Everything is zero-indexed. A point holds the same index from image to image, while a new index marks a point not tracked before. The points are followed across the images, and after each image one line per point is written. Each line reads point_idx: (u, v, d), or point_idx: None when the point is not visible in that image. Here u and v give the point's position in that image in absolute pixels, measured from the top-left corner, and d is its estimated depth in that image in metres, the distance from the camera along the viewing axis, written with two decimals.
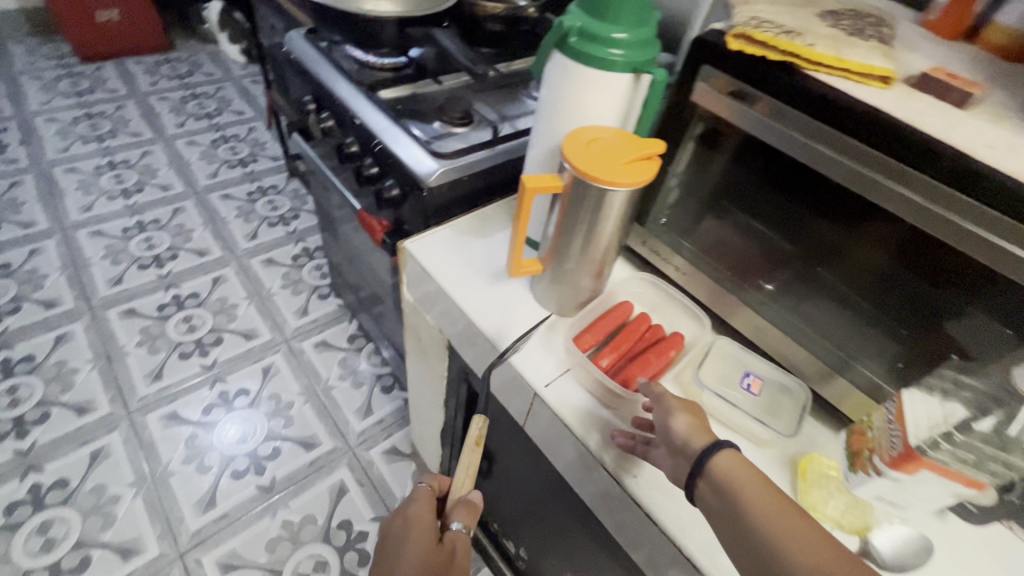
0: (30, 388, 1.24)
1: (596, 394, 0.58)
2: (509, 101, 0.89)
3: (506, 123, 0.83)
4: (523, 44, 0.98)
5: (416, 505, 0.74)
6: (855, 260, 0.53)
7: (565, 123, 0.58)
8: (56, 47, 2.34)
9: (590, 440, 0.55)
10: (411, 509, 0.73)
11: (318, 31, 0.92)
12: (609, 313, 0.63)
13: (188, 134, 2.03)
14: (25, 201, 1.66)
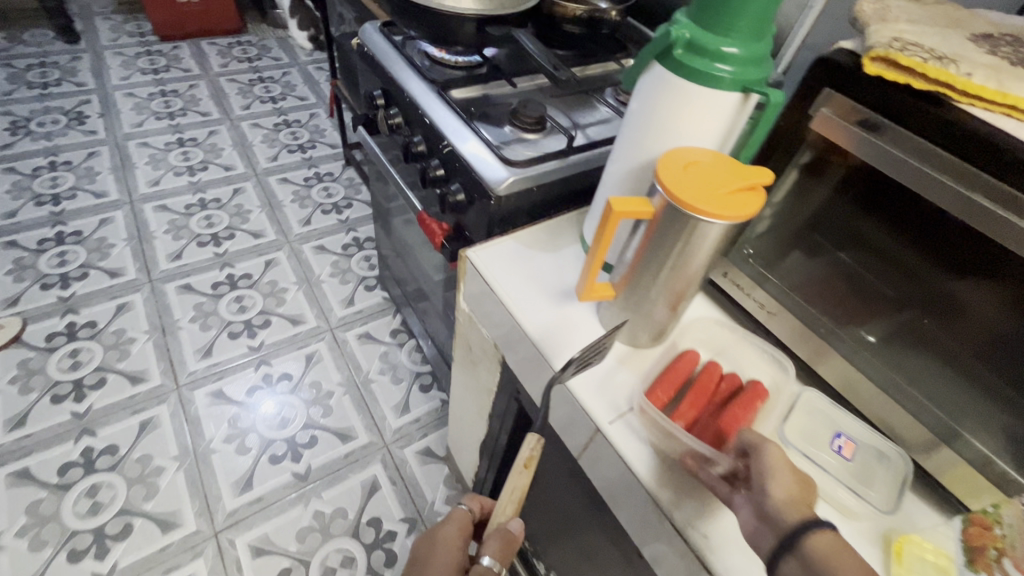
0: (90, 353, 1.29)
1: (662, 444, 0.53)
2: (583, 107, 0.85)
3: (580, 132, 0.79)
4: (600, 49, 0.94)
5: (451, 530, 0.75)
6: (976, 319, 0.46)
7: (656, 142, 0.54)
8: (139, 25, 2.45)
9: (664, 499, 0.50)
10: (442, 533, 0.74)
11: (390, 24, 0.90)
12: (675, 363, 0.58)
13: (253, 117, 2.08)
14: (99, 171, 1.73)
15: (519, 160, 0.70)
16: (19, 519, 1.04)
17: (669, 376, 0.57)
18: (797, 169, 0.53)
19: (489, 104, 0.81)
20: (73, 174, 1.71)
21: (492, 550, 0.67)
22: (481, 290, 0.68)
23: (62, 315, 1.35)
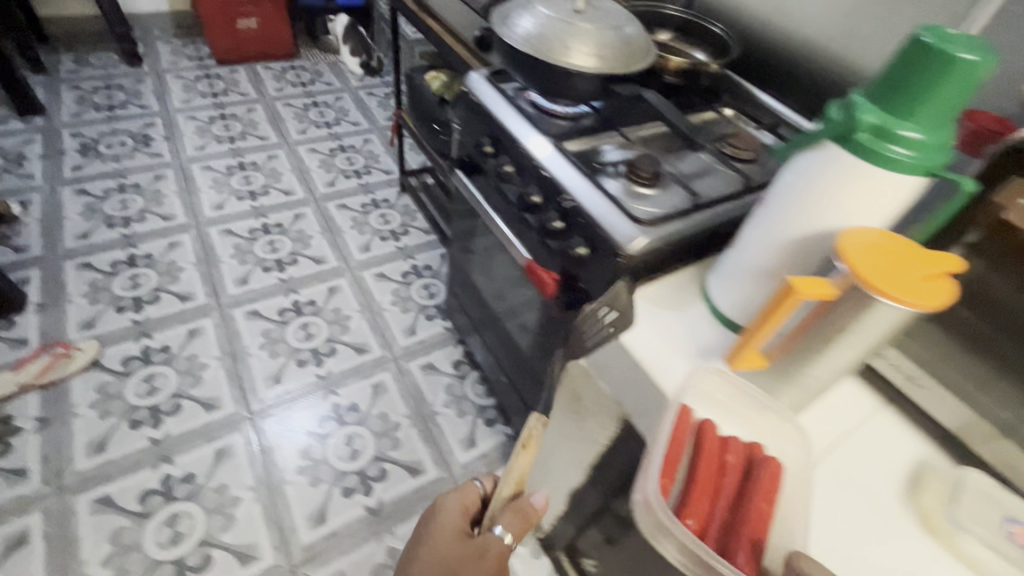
0: (166, 378, 1.31)
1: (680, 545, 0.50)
2: (688, 159, 0.85)
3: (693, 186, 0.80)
4: (698, 99, 0.95)
5: (460, 505, 0.71)
6: None
7: (817, 217, 0.54)
8: (197, 49, 2.52)
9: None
10: (450, 507, 0.70)
11: (502, 73, 0.93)
12: (674, 439, 0.54)
13: (310, 142, 2.12)
14: (166, 194, 1.77)
15: (647, 218, 0.71)
16: (103, 547, 1.05)
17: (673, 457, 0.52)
18: (961, 250, 0.53)
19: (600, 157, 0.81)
20: (142, 197, 1.75)
21: (507, 521, 0.67)
22: (607, 347, 0.68)
23: (136, 338, 1.37)
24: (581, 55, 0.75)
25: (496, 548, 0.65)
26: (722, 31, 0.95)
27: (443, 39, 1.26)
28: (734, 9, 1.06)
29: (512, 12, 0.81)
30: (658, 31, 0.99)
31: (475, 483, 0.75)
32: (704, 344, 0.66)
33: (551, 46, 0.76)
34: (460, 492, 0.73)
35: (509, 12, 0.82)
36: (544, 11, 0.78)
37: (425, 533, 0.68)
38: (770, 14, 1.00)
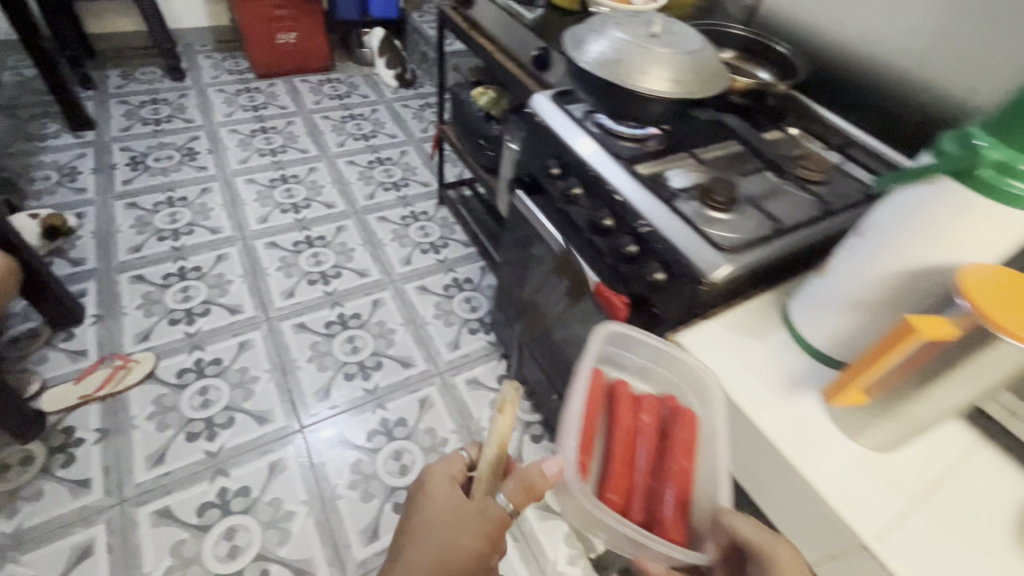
0: (218, 391, 1.33)
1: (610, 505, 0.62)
2: (760, 180, 0.84)
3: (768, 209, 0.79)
4: (764, 118, 0.94)
5: (450, 476, 0.65)
6: None
7: (924, 251, 0.53)
8: (236, 63, 2.57)
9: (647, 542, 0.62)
10: (441, 481, 0.64)
11: (569, 94, 0.94)
12: (585, 419, 0.67)
13: (349, 154, 2.14)
14: (213, 207, 1.81)
15: (728, 244, 0.71)
16: (164, 560, 1.06)
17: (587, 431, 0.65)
18: None
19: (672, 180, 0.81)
20: (189, 210, 1.79)
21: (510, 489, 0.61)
22: (692, 374, 0.68)
23: (189, 351, 1.40)
24: (656, 81, 0.74)
25: (497, 513, 0.60)
26: (791, 51, 0.93)
27: (495, 56, 1.26)
28: (800, 31, 1.04)
29: (585, 36, 0.81)
30: (721, 49, 0.98)
31: (462, 452, 0.69)
32: (791, 376, 0.66)
33: (624, 70, 0.75)
34: (446, 462, 0.67)
35: (583, 35, 0.82)
36: (618, 36, 0.78)
37: (415, 510, 0.63)
38: (839, 37, 0.98)
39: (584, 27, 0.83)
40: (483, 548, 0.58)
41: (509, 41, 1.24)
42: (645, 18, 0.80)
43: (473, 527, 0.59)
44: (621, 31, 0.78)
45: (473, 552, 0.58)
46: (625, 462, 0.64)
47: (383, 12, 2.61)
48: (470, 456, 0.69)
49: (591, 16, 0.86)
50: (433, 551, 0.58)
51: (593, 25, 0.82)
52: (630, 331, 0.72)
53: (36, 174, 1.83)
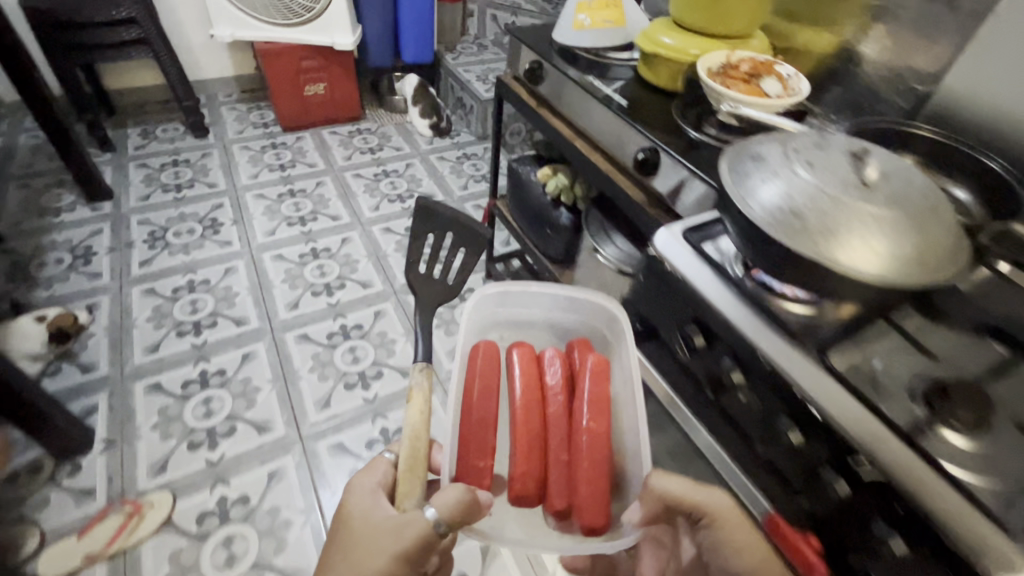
0: (245, 542, 1.12)
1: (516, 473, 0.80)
2: (992, 362, 0.59)
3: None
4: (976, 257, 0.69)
5: (376, 483, 0.75)
6: None
7: None
8: (262, 114, 2.40)
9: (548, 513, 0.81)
10: (364, 491, 0.72)
11: (712, 227, 0.71)
12: (482, 391, 0.84)
13: (384, 220, 1.94)
14: (238, 292, 1.62)
15: (1014, 514, 0.46)
16: None
17: (484, 414, 0.83)
18: None
19: (888, 371, 0.58)
20: (212, 297, 1.60)
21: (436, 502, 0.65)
22: None
23: (211, 487, 1.19)
24: (858, 262, 0.49)
25: (418, 528, 0.65)
26: (1004, 166, 0.70)
27: (577, 146, 1.04)
28: (997, 131, 0.78)
29: (754, 181, 0.56)
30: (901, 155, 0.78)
31: (387, 459, 0.79)
32: None
33: (826, 247, 0.50)
34: (371, 470, 0.77)
35: (755, 174, 0.57)
36: (815, 184, 0.53)
37: (338, 517, 0.71)
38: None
39: (752, 162, 0.58)
40: (394, 565, 0.63)
41: (593, 128, 1.01)
42: (850, 154, 0.56)
43: (391, 538, 0.65)
44: (816, 177, 0.53)
45: (383, 567, 0.63)
46: (530, 434, 0.83)
47: (416, 57, 2.38)
48: (394, 458, 0.80)
49: (756, 138, 0.63)
50: (349, 560, 0.65)
51: (768, 162, 0.57)
52: (510, 293, 0.96)
53: (48, 257, 1.67)
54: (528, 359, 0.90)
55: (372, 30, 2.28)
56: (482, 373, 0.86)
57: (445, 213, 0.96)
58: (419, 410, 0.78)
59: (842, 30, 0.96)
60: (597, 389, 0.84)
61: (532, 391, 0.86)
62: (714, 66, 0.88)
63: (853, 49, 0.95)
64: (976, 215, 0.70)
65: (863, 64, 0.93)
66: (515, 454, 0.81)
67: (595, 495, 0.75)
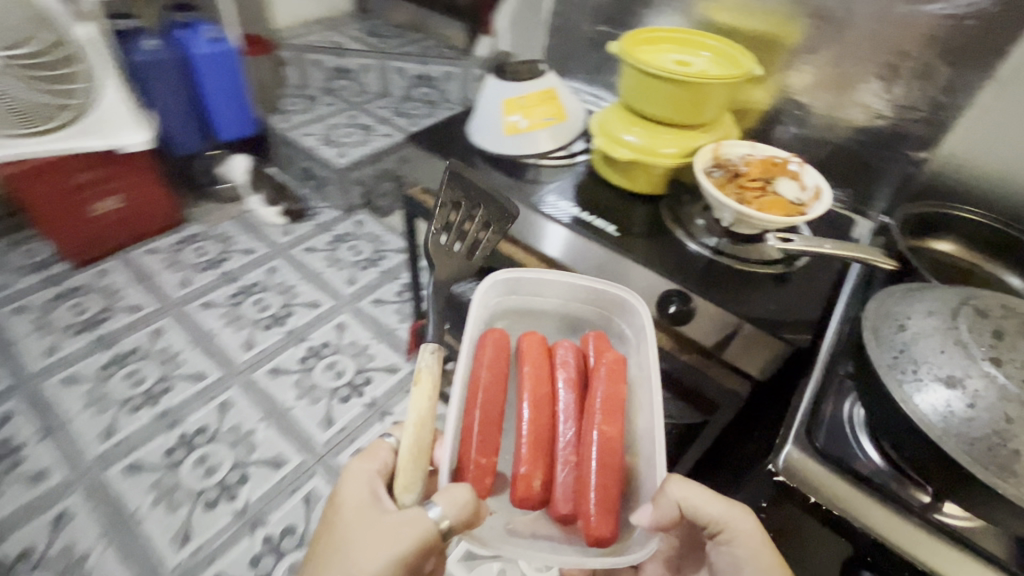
0: None
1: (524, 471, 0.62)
2: None
3: None
4: None
5: (374, 471, 0.61)
6: None
7: None
8: (31, 250, 1.72)
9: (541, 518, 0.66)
10: (359, 477, 0.59)
11: (833, 390, 0.60)
12: (489, 389, 0.64)
13: (266, 358, 1.51)
14: (87, 550, 1.11)
15: None
16: None
17: (489, 414, 0.62)
18: None
19: None
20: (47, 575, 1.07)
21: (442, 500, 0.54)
22: None
23: None
24: None
25: (416, 529, 0.53)
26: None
27: None
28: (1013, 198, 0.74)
29: (922, 390, 0.42)
30: (940, 239, 0.72)
31: (389, 444, 0.64)
32: None
33: None
34: (369, 454, 0.62)
35: (963, 406, 0.40)
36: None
37: (329, 503, 0.59)
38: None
39: (945, 385, 0.42)
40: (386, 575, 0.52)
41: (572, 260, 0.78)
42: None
43: (383, 539, 0.53)
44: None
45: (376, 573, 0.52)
46: (542, 433, 0.64)
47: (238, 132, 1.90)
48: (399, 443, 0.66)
49: (897, 321, 0.48)
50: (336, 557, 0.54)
51: (925, 361, 0.44)
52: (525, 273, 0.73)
53: None
54: (541, 347, 0.70)
55: (167, 110, 1.74)
56: (489, 360, 0.66)
57: (475, 180, 0.71)
58: (431, 398, 0.59)
59: (798, 92, 0.86)
60: (619, 391, 0.64)
61: (541, 384, 0.67)
62: (707, 168, 0.73)
63: (823, 114, 0.85)
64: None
65: (832, 128, 0.85)
66: (522, 460, 0.62)
67: (607, 512, 0.58)
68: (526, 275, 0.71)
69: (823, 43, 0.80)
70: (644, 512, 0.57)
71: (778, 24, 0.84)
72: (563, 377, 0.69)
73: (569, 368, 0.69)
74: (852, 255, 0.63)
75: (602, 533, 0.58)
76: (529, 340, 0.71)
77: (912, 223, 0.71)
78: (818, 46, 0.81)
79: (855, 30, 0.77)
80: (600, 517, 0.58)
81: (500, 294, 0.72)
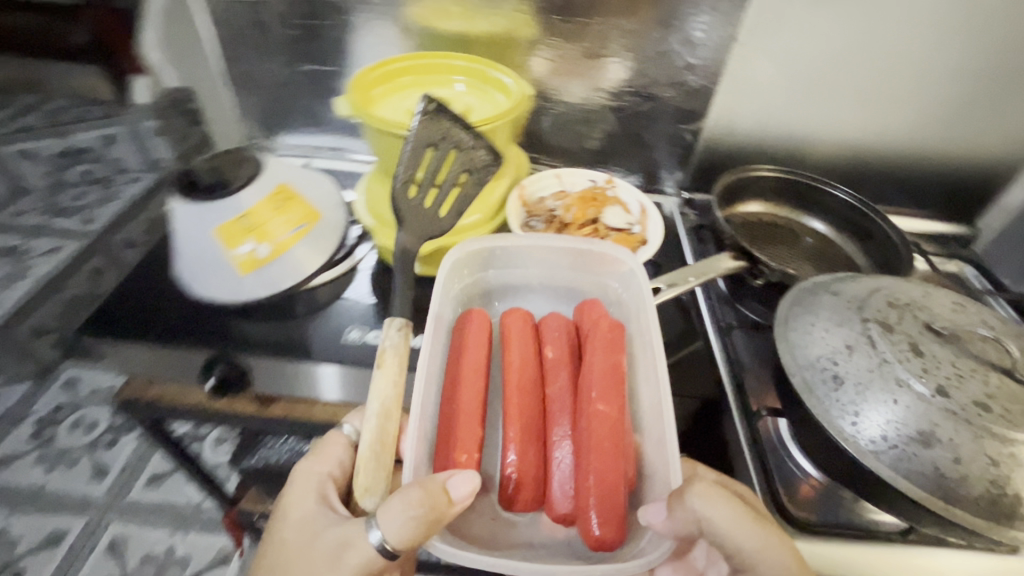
0: None
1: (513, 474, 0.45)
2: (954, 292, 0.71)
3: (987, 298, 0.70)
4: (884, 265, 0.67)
5: (324, 477, 0.46)
6: None
7: None
8: None
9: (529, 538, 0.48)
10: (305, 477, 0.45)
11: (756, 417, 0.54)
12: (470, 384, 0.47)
13: None
14: None
15: None
16: None
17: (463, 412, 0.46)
18: None
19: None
20: None
21: (393, 520, 0.38)
22: None
23: None
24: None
25: (359, 556, 0.39)
26: (852, 197, 0.69)
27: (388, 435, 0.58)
28: (781, 141, 0.77)
29: (880, 437, 0.38)
30: (747, 203, 0.73)
31: (347, 440, 0.48)
32: None
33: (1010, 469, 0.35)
34: (322, 452, 0.47)
35: (952, 462, 0.36)
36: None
37: (276, 506, 0.47)
38: (844, 136, 0.76)
39: (922, 442, 0.37)
40: None
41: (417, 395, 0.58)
42: (968, 352, 0.41)
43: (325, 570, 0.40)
44: (1022, 424, 0.36)
45: None
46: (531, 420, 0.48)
47: None
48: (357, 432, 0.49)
49: (828, 368, 0.42)
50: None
51: (869, 403, 0.39)
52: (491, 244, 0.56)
53: None
54: (528, 322, 0.54)
55: None
56: (471, 341, 0.50)
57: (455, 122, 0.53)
58: (397, 384, 0.44)
59: (555, 88, 0.75)
60: (619, 362, 0.49)
61: (526, 367, 0.51)
62: (524, 221, 0.62)
63: (597, 105, 0.76)
64: (853, 257, 0.69)
65: (601, 116, 0.77)
66: (510, 455, 0.46)
67: (610, 505, 0.42)
68: (496, 243, 0.55)
69: (559, 32, 0.69)
70: (656, 510, 0.41)
71: (514, 18, 0.69)
72: (551, 354, 0.53)
73: (560, 342, 0.53)
74: (703, 270, 0.59)
75: (605, 534, 0.41)
76: (514, 313, 0.55)
77: (722, 196, 0.70)
78: (565, 37, 0.70)
79: (592, 13, 0.67)
80: (600, 512, 0.42)
81: (473, 270, 0.57)
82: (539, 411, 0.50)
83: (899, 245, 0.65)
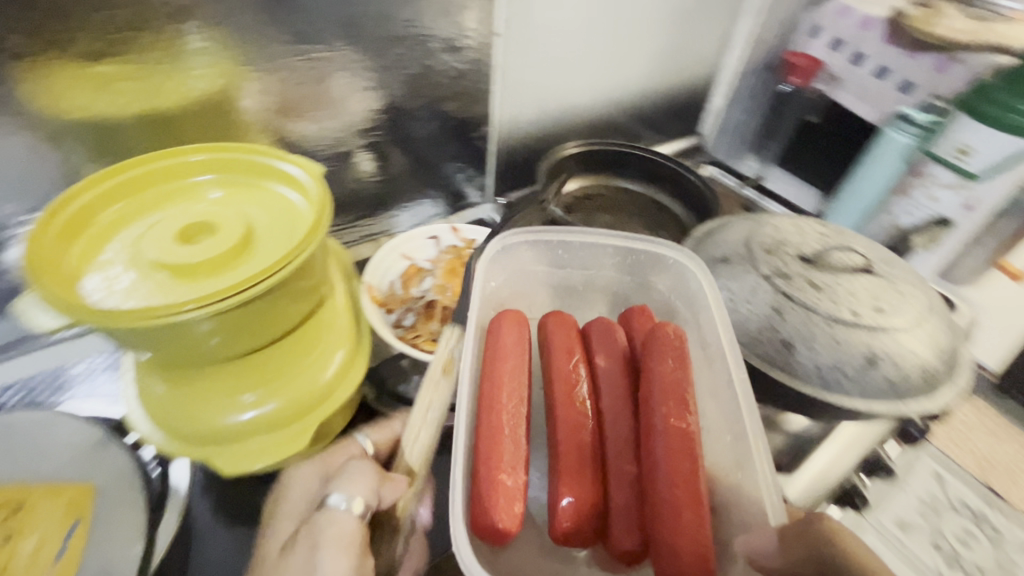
0: None
1: (565, 520, 0.37)
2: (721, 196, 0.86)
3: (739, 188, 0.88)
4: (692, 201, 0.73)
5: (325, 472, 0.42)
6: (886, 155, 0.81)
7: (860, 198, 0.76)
8: None
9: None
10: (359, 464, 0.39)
11: None
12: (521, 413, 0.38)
13: None
14: None
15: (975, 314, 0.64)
16: None
17: (508, 442, 0.36)
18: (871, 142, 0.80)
19: None
20: None
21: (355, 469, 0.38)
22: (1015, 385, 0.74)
23: None
24: (917, 326, 0.44)
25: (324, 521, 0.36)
26: (650, 152, 0.74)
27: None
28: (554, 117, 0.76)
29: (823, 355, 0.43)
30: (565, 183, 0.74)
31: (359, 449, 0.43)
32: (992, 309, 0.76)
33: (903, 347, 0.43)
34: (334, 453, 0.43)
35: (895, 370, 0.42)
36: (916, 316, 0.45)
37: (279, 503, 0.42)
38: (599, 95, 0.80)
39: (870, 365, 0.42)
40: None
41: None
42: (837, 264, 0.48)
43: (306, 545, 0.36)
44: (903, 311, 0.45)
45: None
46: (585, 443, 0.40)
47: None
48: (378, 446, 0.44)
49: (774, 336, 0.44)
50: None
51: (814, 333, 0.43)
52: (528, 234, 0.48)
53: None
54: (569, 326, 0.46)
55: None
56: (512, 351, 0.41)
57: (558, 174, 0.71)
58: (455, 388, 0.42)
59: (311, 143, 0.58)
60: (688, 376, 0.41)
61: (574, 379, 0.43)
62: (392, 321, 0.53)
63: (372, 145, 0.62)
64: (665, 202, 0.75)
65: (377, 155, 0.63)
66: (563, 488, 0.38)
67: (679, 532, 0.35)
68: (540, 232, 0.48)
69: (291, 76, 0.52)
70: (763, 545, 0.35)
71: (223, 74, 0.49)
72: (602, 360, 0.45)
73: (613, 354, 0.45)
74: None
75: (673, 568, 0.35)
76: (555, 314, 0.47)
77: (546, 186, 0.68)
78: (304, 79, 0.53)
79: (323, 42, 0.52)
80: (672, 539, 0.36)
81: (501, 276, 0.48)
82: (595, 427, 0.42)
83: (706, 191, 0.71)
